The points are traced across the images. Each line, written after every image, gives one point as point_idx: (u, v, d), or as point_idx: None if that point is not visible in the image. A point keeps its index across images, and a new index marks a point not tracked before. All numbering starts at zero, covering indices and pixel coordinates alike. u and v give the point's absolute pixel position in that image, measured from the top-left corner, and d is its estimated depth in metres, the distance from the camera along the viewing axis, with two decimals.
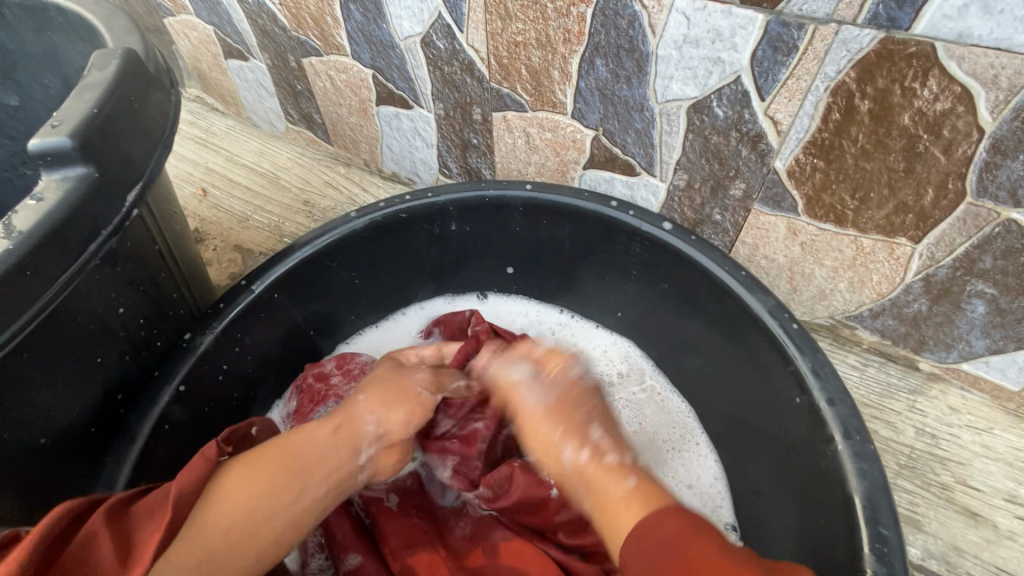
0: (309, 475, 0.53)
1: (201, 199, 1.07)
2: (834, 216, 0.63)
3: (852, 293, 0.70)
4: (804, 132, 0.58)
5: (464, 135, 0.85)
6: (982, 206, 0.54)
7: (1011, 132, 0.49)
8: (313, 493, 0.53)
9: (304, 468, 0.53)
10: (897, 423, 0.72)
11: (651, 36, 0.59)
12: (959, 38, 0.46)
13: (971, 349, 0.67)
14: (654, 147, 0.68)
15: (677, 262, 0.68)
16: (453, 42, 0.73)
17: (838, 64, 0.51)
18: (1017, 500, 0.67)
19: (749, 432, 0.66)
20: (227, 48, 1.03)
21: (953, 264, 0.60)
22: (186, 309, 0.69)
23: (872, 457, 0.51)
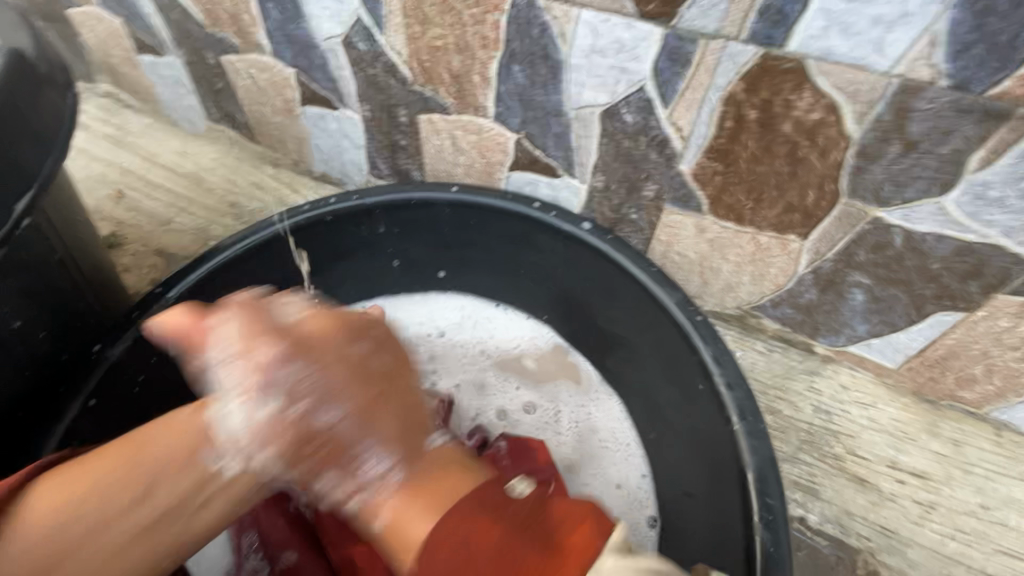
0: (156, 471, 0.47)
1: (117, 201, 1.02)
2: (734, 215, 0.68)
3: (754, 285, 0.76)
4: (702, 138, 0.62)
5: (392, 136, 0.85)
6: (854, 206, 0.61)
7: (872, 141, 0.55)
8: (170, 491, 0.47)
9: (150, 463, 0.48)
10: (797, 401, 0.80)
11: (562, 45, 0.61)
12: (825, 57, 0.51)
13: (856, 333, 0.75)
14: (572, 151, 0.72)
15: (596, 259, 0.71)
16: (374, 44, 0.73)
17: (727, 76, 0.56)
18: (897, 466, 0.76)
19: (667, 423, 0.70)
20: (139, 43, 0.98)
21: (835, 257, 0.66)
22: (96, 319, 0.67)
23: (762, 435, 0.57)
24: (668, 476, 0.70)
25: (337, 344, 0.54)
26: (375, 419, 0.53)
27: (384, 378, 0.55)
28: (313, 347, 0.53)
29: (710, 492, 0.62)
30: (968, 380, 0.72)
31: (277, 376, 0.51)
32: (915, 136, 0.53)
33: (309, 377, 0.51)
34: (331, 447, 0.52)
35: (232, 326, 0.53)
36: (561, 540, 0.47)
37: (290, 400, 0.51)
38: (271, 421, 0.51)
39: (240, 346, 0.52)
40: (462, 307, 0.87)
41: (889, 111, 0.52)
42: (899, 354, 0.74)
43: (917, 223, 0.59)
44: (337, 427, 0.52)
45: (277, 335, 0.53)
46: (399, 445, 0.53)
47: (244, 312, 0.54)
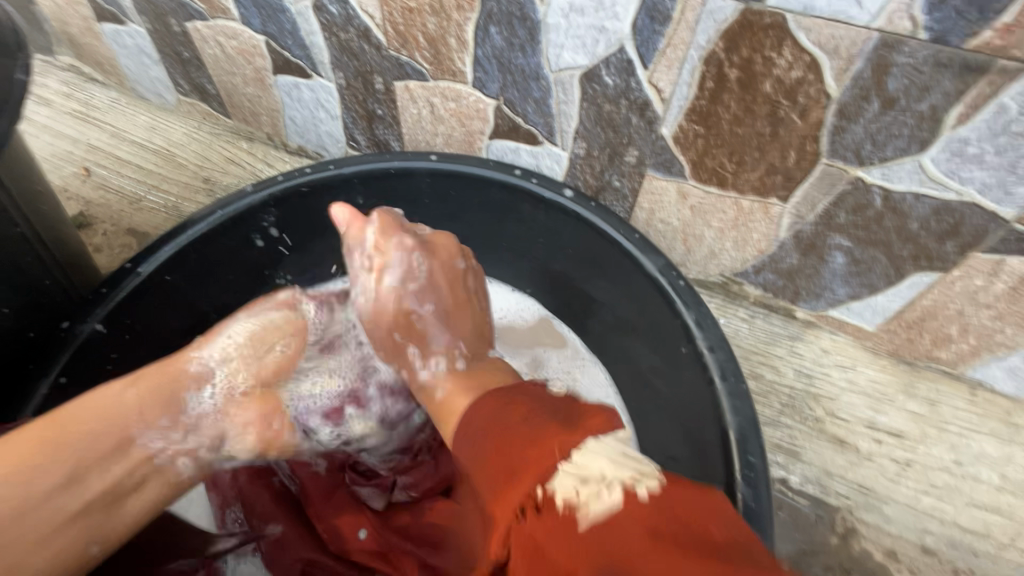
0: (95, 445, 0.49)
1: (84, 179, 0.99)
2: (717, 179, 0.68)
3: (737, 251, 0.76)
4: (683, 100, 0.61)
5: (369, 105, 0.83)
6: (835, 166, 0.60)
7: (852, 99, 0.54)
8: (105, 472, 0.49)
9: (85, 440, 0.49)
10: (779, 366, 0.81)
11: (540, 4, 0.59)
12: (805, 11, 0.50)
13: (836, 297, 0.76)
14: (553, 116, 0.70)
15: (579, 227, 0.71)
16: (346, 7, 0.70)
17: (707, 34, 0.55)
18: (875, 426, 0.78)
19: (651, 389, 0.71)
20: (98, 11, 0.93)
21: (816, 219, 0.67)
22: (64, 296, 0.64)
23: (743, 395, 0.57)
24: (652, 441, 0.71)
25: (448, 256, 0.68)
26: (452, 320, 0.65)
27: (465, 294, 0.67)
28: (439, 249, 0.67)
29: (692, 454, 0.63)
30: (944, 340, 0.73)
31: (403, 262, 0.66)
32: (894, 93, 0.52)
33: (428, 263, 0.66)
34: (407, 326, 0.65)
35: (376, 232, 0.66)
36: (574, 417, 0.43)
37: (404, 282, 0.66)
38: (383, 296, 0.66)
39: (380, 259, 0.66)
40: None
41: (868, 68, 0.51)
42: (878, 316, 0.75)
43: (897, 182, 0.59)
44: (422, 318, 0.65)
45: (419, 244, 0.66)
46: (469, 338, 0.64)
47: (384, 217, 0.67)
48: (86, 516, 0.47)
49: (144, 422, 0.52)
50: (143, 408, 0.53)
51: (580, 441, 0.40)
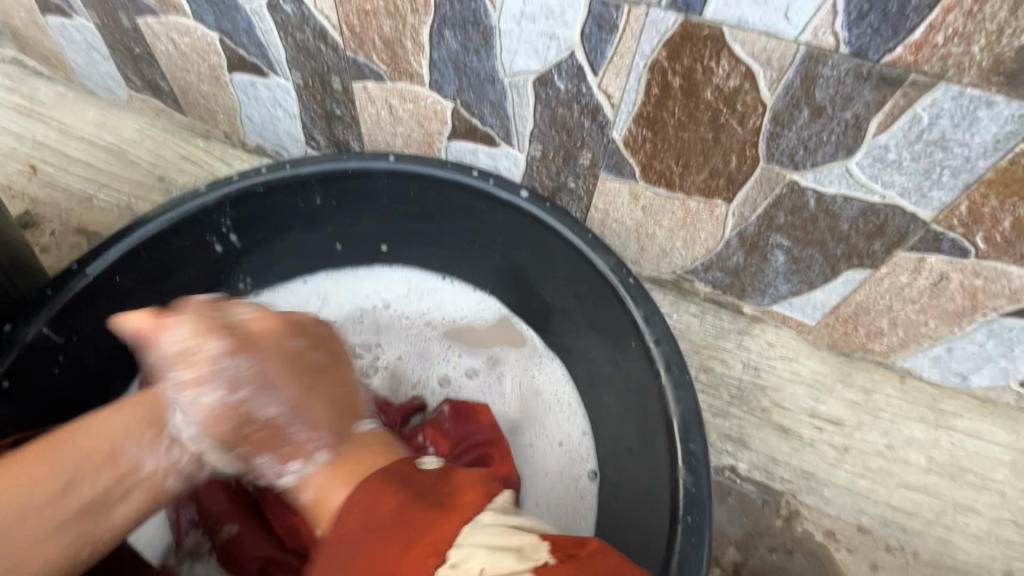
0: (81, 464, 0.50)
1: (29, 176, 0.95)
2: (665, 181, 0.70)
3: (687, 250, 0.79)
4: (632, 105, 0.64)
5: (327, 105, 0.82)
6: (772, 170, 0.64)
7: (785, 107, 0.58)
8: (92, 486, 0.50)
9: (75, 456, 0.50)
10: (728, 359, 0.85)
11: (492, 10, 0.61)
12: (739, 24, 0.53)
13: (778, 293, 0.80)
14: (509, 119, 0.72)
15: (536, 227, 0.73)
16: (301, 7, 0.70)
17: (650, 43, 0.57)
18: (816, 414, 0.82)
19: (604, 383, 0.73)
20: (43, 3, 0.90)
21: (757, 220, 0.70)
22: (7, 298, 0.63)
23: (687, 386, 0.60)
24: (606, 433, 0.73)
25: (276, 340, 0.57)
26: (307, 406, 0.56)
27: (309, 372, 0.58)
28: (257, 343, 0.56)
29: (641, 443, 0.66)
30: (876, 332, 0.78)
31: (220, 371, 0.54)
32: (822, 102, 0.56)
33: (249, 368, 0.55)
34: (262, 435, 0.55)
35: (184, 329, 0.55)
36: (446, 500, 0.47)
37: (231, 387, 0.55)
38: (214, 407, 0.54)
39: (189, 342, 0.54)
40: (407, 279, 0.87)
41: (798, 78, 0.55)
42: (817, 311, 0.80)
43: (827, 185, 0.63)
44: (279, 418, 0.55)
45: (223, 333, 0.55)
46: (327, 426, 0.55)
47: (202, 325, 0.55)
48: (71, 526, 0.48)
49: (133, 438, 0.52)
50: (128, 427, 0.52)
51: (455, 533, 0.44)
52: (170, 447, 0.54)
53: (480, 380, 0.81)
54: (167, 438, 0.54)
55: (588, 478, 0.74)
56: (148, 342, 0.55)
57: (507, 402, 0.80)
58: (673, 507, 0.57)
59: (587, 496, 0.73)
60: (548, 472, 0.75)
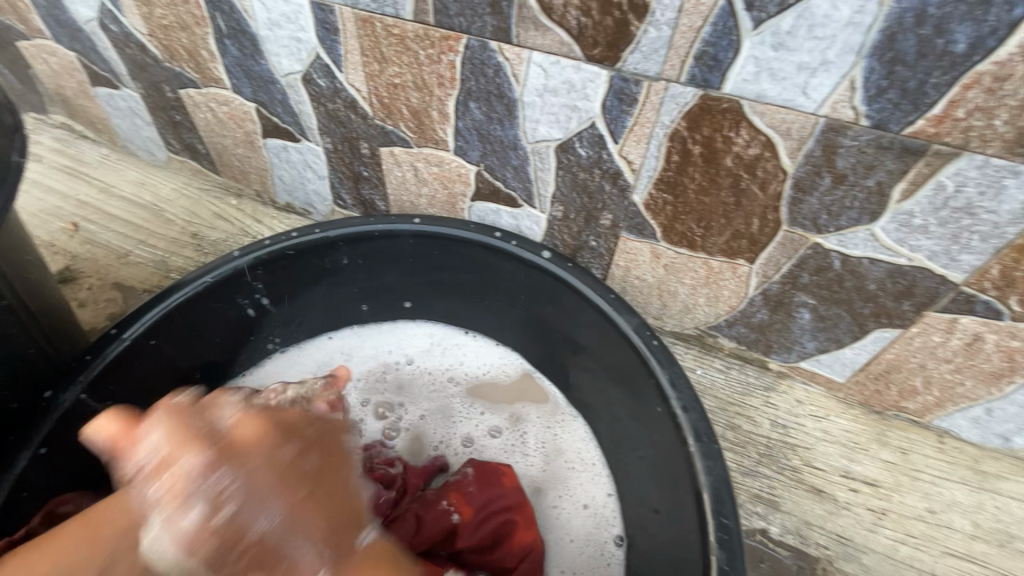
0: None
1: (71, 234, 1.00)
2: (686, 241, 0.71)
3: (710, 307, 0.79)
4: (652, 171, 0.65)
5: (355, 168, 0.86)
6: (795, 233, 0.64)
7: (805, 174, 0.58)
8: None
9: None
10: (755, 417, 0.83)
11: (516, 84, 0.64)
12: (758, 98, 0.54)
13: (806, 350, 0.78)
14: (531, 182, 0.74)
15: (557, 286, 0.73)
16: (334, 81, 0.74)
17: (670, 115, 0.59)
18: (850, 475, 0.79)
19: (629, 445, 0.72)
20: (94, 76, 0.96)
21: (781, 279, 0.70)
22: (48, 363, 0.65)
23: (716, 455, 0.59)
24: (632, 498, 0.71)
25: (269, 445, 0.39)
26: (302, 522, 0.37)
27: (309, 481, 0.39)
28: (248, 450, 0.39)
29: (670, 510, 0.64)
30: (910, 391, 0.76)
31: (275, 433, 0.42)
32: (844, 170, 0.56)
33: (234, 482, 0.37)
34: (334, 496, 0.44)
35: (160, 432, 0.39)
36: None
37: (327, 433, 0.45)
38: (321, 445, 0.47)
39: (329, 376, 0.52)
40: (430, 334, 0.88)
41: (819, 147, 0.56)
42: (846, 369, 0.78)
43: (852, 248, 0.63)
44: (271, 538, 0.36)
45: (209, 437, 0.39)
46: (347, 528, 0.39)
47: (176, 413, 0.40)
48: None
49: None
50: None
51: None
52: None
53: (502, 437, 0.80)
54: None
55: (615, 543, 0.71)
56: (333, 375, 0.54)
57: (530, 460, 0.78)
58: None
59: (615, 563, 0.70)
60: (574, 536, 0.72)
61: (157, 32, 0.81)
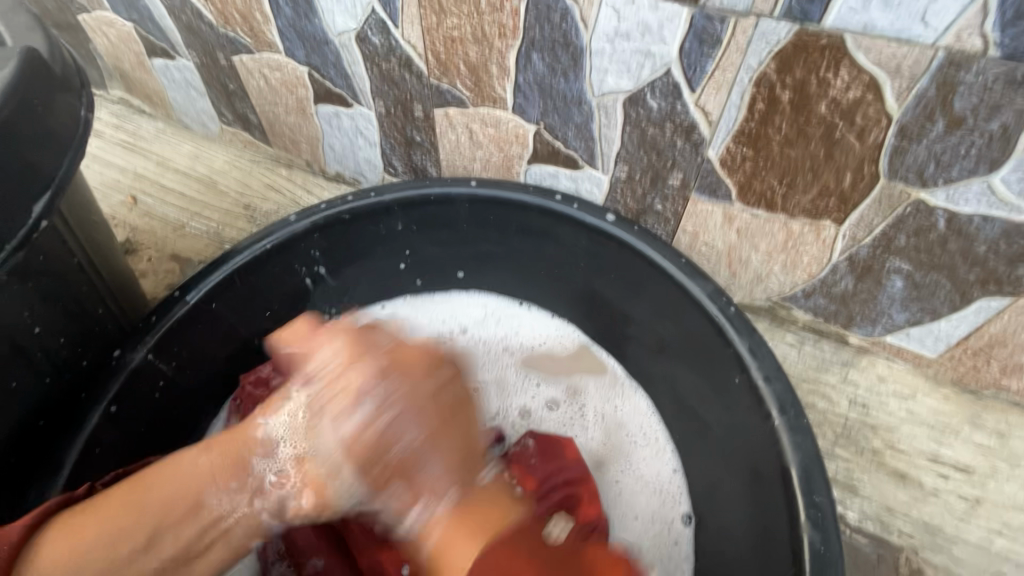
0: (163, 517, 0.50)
1: (131, 206, 1.02)
2: (765, 202, 0.66)
3: (786, 275, 0.73)
4: (732, 122, 0.60)
5: (407, 132, 0.83)
6: (894, 188, 0.58)
7: (914, 118, 0.52)
8: (178, 532, 0.51)
9: (159, 507, 0.51)
10: (831, 395, 0.77)
11: (584, 30, 0.59)
12: (866, 30, 0.48)
13: (893, 322, 0.72)
14: (594, 141, 0.70)
15: (621, 251, 0.69)
16: (389, 37, 0.71)
17: (758, 56, 0.53)
18: (939, 459, 0.73)
19: (698, 420, 0.68)
20: (151, 47, 0.97)
21: (872, 243, 0.64)
22: (115, 323, 0.66)
23: (805, 430, 0.54)
24: (701, 475, 0.67)
25: (421, 368, 0.55)
26: (437, 442, 0.53)
27: (453, 412, 0.55)
28: (399, 372, 0.54)
29: (748, 488, 0.60)
30: (1014, 368, 0.69)
31: (365, 392, 0.52)
32: (962, 112, 0.50)
33: (392, 394, 0.52)
34: (396, 467, 0.52)
35: (331, 350, 0.55)
36: (592, 566, 0.57)
37: (377, 409, 0.52)
38: (353, 431, 0.52)
39: (337, 359, 0.54)
40: (485, 303, 0.85)
41: (933, 86, 0.49)
42: (939, 343, 0.71)
43: (962, 204, 0.56)
44: (410, 450, 0.52)
45: (371, 355, 0.54)
46: (457, 471, 0.53)
47: (346, 337, 0.56)
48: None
49: (217, 487, 0.52)
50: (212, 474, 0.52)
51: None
52: (253, 494, 0.53)
53: (559, 411, 0.77)
54: (250, 482, 0.53)
55: (683, 521, 0.68)
56: (303, 358, 0.57)
57: (589, 434, 0.75)
58: (798, 567, 0.51)
59: (683, 543, 0.67)
60: (638, 514, 0.69)
61: None
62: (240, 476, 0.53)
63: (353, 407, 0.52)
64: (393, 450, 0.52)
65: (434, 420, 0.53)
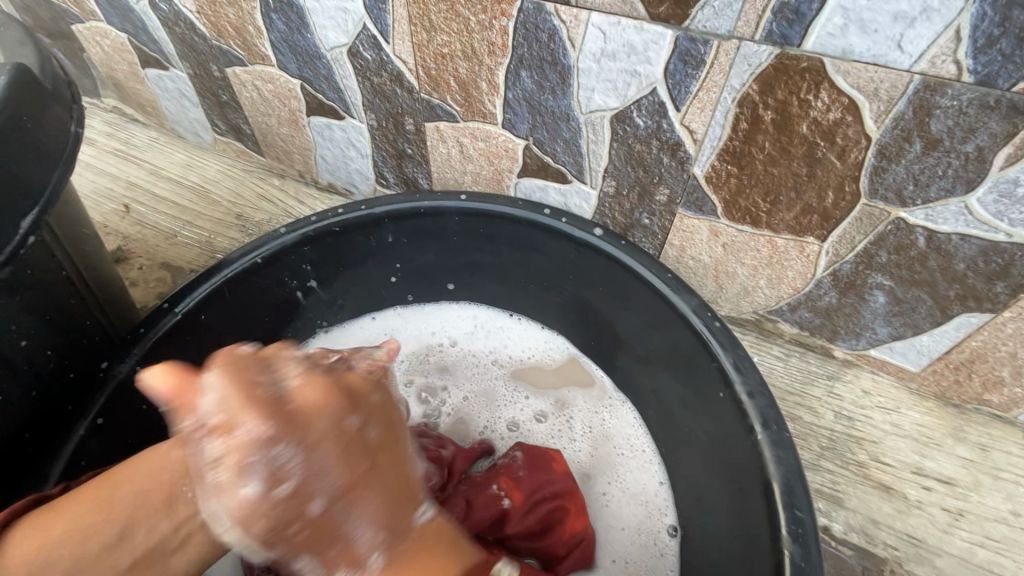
0: (140, 504, 0.49)
1: (122, 215, 1.02)
2: (750, 218, 0.67)
3: (771, 289, 0.74)
4: (716, 140, 0.61)
5: (399, 145, 0.84)
6: (875, 207, 0.59)
7: (893, 140, 0.53)
8: (151, 526, 0.49)
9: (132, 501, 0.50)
10: (817, 407, 0.78)
11: (571, 49, 0.60)
12: (844, 55, 0.50)
13: (876, 336, 0.73)
14: (582, 156, 0.71)
15: (609, 265, 0.70)
16: (380, 53, 0.72)
17: (741, 77, 0.54)
18: (923, 472, 0.73)
19: (684, 433, 0.69)
20: (145, 57, 0.98)
21: (855, 259, 0.65)
22: (103, 335, 0.66)
23: (787, 444, 0.55)
24: (687, 488, 0.68)
25: (332, 417, 0.39)
26: (358, 497, 0.40)
27: (367, 454, 0.41)
28: (312, 422, 0.39)
29: (732, 501, 0.61)
30: (994, 382, 0.70)
31: (262, 460, 0.37)
32: (938, 134, 0.51)
33: (301, 453, 0.38)
34: (317, 530, 0.40)
35: (217, 394, 0.38)
36: None
37: (278, 475, 0.38)
38: (259, 500, 0.38)
39: (223, 416, 0.38)
40: (474, 315, 0.86)
41: (910, 109, 0.50)
42: (922, 357, 0.72)
43: (941, 223, 0.57)
44: (330, 512, 0.39)
45: (267, 402, 0.38)
46: (390, 525, 0.42)
47: (234, 369, 0.39)
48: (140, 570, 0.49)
49: (192, 477, 0.51)
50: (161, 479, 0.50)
51: None
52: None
53: (547, 422, 0.78)
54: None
55: (667, 533, 0.68)
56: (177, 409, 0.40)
57: (576, 445, 0.76)
58: None
59: (669, 554, 0.67)
60: (624, 525, 0.69)
61: (205, 9, 0.81)
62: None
63: (262, 484, 0.37)
64: (337, 514, 0.40)
65: (363, 472, 0.41)
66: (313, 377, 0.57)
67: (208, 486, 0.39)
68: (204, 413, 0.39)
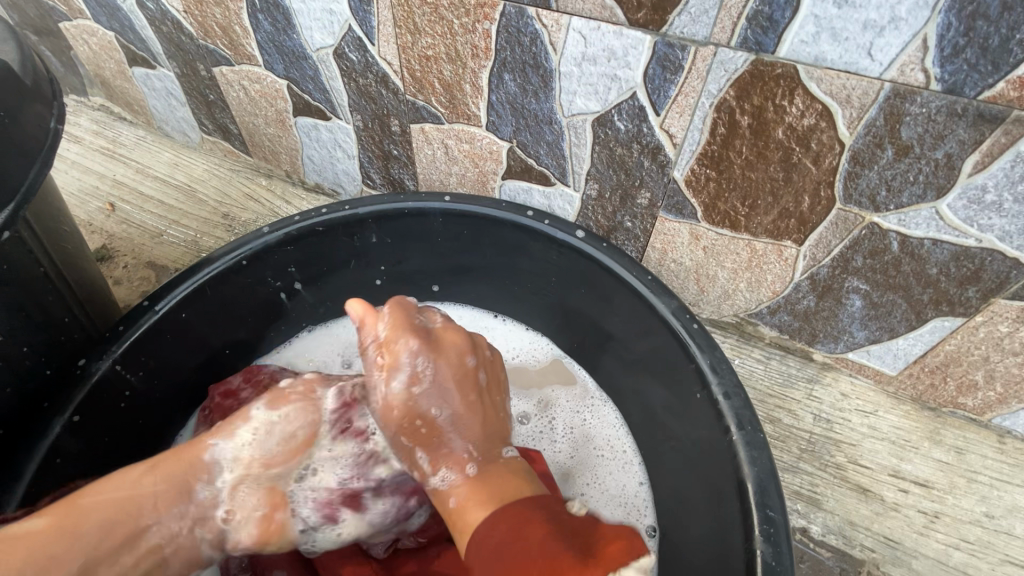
0: (112, 535, 0.50)
1: (108, 213, 1.01)
2: (729, 221, 0.67)
3: (751, 293, 0.75)
4: (695, 145, 0.62)
5: (385, 146, 0.84)
6: (849, 212, 0.60)
7: (865, 146, 0.54)
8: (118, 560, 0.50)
9: (103, 528, 0.50)
10: (797, 410, 0.78)
11: (553, 53, 0.61)
12: (816, 62, 0.51)
13: (854, 340, 0.74)
14: (565, 159, 0.71)
15: (591, 267, 0.71)
16: (365, 54, 0.72)
17: (718, 83, 0.55)
18: (899, 474, 0.74)
19: (663, 434, 0.69)
20: (132, 56, 0.98)
21: (832, 263, 0.66)
22: (82, 333, 0.66)
23: (761, 445, 0.55)
24: (666, 489, 0.69)
25: (457, 351, 0.58)
26: (463, 420, 0.56)
27: (476, 391, 0.58)
28: (441, 348, 0.57)
29: (708, 502, 0.61)
30: (968, 386, 0.71)
31: (406, 368, 0.56)
32: (909, 141, 0.52)
33: (432, 369, 0.56)
34: (426, 434, 0.56)
35: (388, 323, 0.58)
36: (593, 547, 0.45)
37: (413, 380, 0.56)
38: (401, 394, 0.56)
39: (388, 339, 0.57)
40: (458, 316, 0.87)
41: (881, 116, 0.52)
42: (898, 361, 0.73)
43: (914, 228, 0.58)
44: (439, 417, 0.56)
45: (415, 334, 0.58)
46: (483, 443, 0.56)
47: (396, 308, 0.60)
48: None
49: (159, 513, 0.53)
50: (158, 492, 0.53)
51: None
52: (195, 520, 0.55)
53: (530, 424, 0.78)
54: (193, 508, 0.55)
55: (647, 534, 0.69)
56: (368, 331, 0.58)
57: (558, 445, 0.76)
58: None
59: None
60: None
61: (191, 8, 0.81)
62: (183, 501, 0.54)
63: (409, 377, 0.56)
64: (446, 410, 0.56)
65: (474, 393, 0.58)
66: (272, 411, 0.59)
67: (423, 398, 0.56)
68: (374, 333, 0.58)
